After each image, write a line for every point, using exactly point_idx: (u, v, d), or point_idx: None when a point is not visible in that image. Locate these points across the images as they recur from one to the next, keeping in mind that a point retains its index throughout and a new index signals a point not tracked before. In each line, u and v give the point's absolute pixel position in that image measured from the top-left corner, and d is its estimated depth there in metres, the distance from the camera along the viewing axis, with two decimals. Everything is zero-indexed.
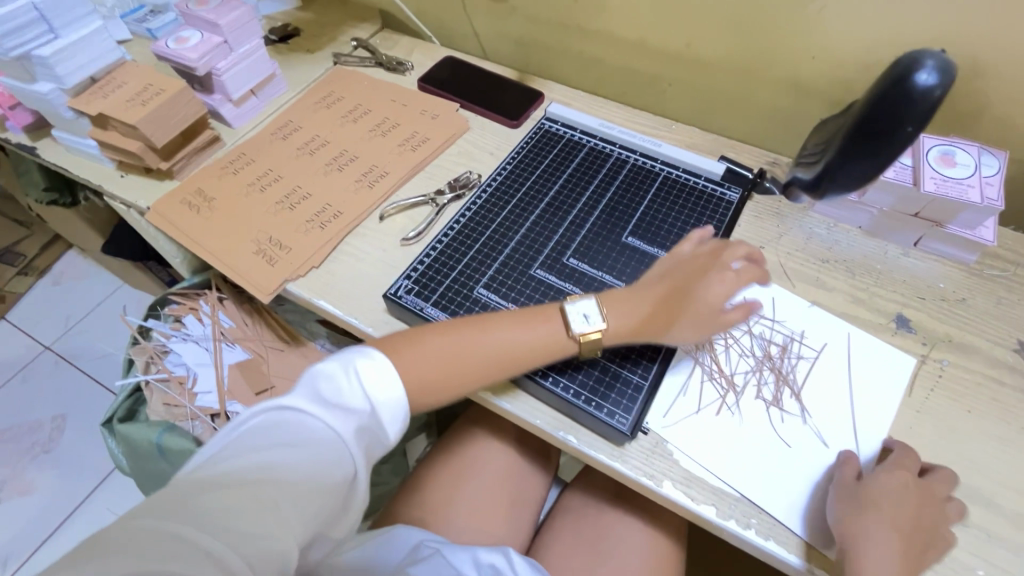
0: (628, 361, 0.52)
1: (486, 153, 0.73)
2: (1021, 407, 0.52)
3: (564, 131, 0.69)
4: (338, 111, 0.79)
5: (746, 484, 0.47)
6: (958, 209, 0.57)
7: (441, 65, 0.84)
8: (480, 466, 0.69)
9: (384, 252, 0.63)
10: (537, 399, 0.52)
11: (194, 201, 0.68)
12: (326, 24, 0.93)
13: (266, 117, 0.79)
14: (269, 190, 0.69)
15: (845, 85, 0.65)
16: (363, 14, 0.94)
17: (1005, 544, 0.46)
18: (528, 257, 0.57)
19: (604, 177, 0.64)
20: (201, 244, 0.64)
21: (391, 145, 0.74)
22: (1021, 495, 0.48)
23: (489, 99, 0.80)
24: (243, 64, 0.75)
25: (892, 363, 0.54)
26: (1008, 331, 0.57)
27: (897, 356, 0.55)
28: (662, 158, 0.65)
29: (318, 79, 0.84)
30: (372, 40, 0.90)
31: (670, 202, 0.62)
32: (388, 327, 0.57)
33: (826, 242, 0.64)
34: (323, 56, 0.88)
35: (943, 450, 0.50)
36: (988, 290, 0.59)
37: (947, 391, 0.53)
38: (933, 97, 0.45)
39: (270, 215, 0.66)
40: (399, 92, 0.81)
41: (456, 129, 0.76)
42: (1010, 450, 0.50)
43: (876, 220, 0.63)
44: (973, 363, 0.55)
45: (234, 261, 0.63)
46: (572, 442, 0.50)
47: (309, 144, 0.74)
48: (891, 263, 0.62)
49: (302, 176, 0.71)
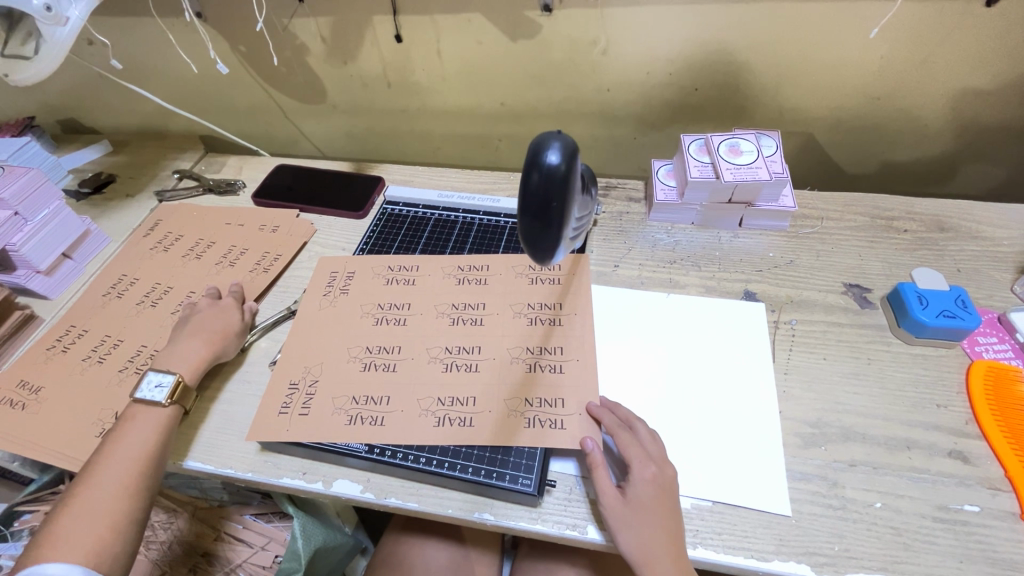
0: (520, 420, 0.51)
1: (334, 248, 0.72)
2: (864, 339, 0.59)
3: (409, 212, 0.73)
4: (173, 249, 0.74)
5: (619, 359, 0.57)
6: (757, 188, 0.64)
7: (274, 171, 0.84)
8: (424, 558, 0.65)
9: (248, 385, 0.58)
10: (443, 487, 0.49)
11: (19, 394, 0.60)
12: (143, 166, 0.91)
13: (90, 277, 0.72)
14: (109, 358, 0.62)
15: (628, 96, 0.79)
16: (186, 146, 0.94)
17: (888, 457, 0.50)
18: (404, 342, 0.58)
19: (460, 244, 0.68)
20: (24, 441, 0.56)
21: (240, 270, 0.70)
22: (892, 408, 0.53)
23: (328, 197, 0.79)
24: (45, 231, 0.69)
25: (157, 388, 0.53)
26: (834, 277, 0.64)
27: (242, 456, 0.53)
28: (507, 212, 0.71)
29: (142, 221, 0.80)
30: (202, 164, 0.90)
31: (518, 250, 0.66)
32: (275, 464, 0.52)
33: (668, 245, 0.69)
34: (142, 195, 0.85)
35: (819, 403, 0.54)
36: (805, 243, 0.68)
37: (804, 347, 0.58)
38: (552, 172, 0.34)
39: (112, 388, 0.59)
40: (234, 213, 0.78)
41: (301, 235, 0.73)
42: (877, 382, 0.55)
43: (703, 213, 0.69)
44: (824, 316, 0.61)
45: (74, 444, 0.55)
46: (490, 519, 0.47)
47: (144, 295, 0.69)
48: (727, 247, 0.69)
49: (139, 330, 0.65)
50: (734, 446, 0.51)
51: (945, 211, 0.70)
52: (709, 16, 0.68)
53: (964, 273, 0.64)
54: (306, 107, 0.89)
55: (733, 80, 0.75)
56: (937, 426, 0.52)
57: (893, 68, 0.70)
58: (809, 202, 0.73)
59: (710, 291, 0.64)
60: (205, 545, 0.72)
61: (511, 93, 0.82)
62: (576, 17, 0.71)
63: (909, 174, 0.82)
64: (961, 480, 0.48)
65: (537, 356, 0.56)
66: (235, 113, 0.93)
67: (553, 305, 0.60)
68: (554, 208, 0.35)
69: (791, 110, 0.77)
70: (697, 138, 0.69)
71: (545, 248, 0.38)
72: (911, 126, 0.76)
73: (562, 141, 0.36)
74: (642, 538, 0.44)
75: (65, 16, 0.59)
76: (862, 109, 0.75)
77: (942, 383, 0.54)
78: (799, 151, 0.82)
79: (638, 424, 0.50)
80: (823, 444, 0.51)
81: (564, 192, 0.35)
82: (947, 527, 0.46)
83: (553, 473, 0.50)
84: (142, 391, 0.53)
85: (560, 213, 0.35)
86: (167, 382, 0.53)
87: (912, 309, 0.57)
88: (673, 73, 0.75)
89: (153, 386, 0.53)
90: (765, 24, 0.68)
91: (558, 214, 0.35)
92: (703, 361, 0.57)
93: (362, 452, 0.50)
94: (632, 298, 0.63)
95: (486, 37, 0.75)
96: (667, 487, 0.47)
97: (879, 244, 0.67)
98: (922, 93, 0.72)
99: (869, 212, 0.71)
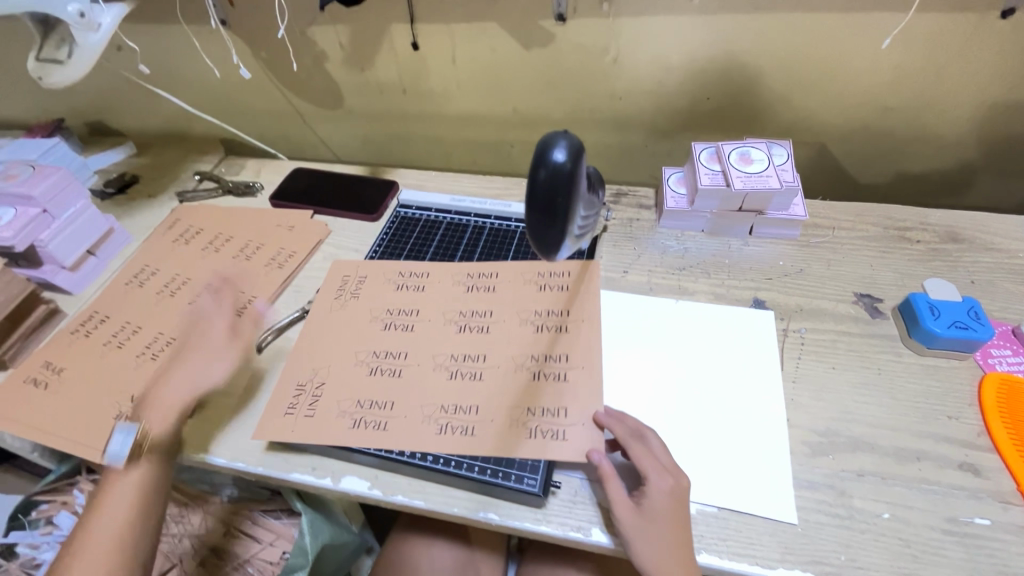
0: (527, 421, 0.52)
1: (348, 250, 0.74)
2: (874, 349, 0.58)
3: (422, 215, 0.74)
4: (192, 245, 0.76)
5: (625, 363, 0.58)
6: (767, 197, 0.65)
7: (291, 174, 0.86)
8: (429, 557, 0.66)
9: (260, 381, 0.59)
10: (449, 485, 0.50)
11: (42, 376, 0.62)
12: (165, 167, 0.93)
13: (111, 273, 0.75)
14: (128, 345, 0.64)
15: (640, 105, 0.80)
16: (207, 149, 0.97)
17: (897, 468, 0.49)
18: (416, 342, 0.59)
19: (470, 248, 0.69)
20: (44, 425, 0.57)
21: (256, 268, 0.71)
22: (902, 418, 0.53)
23: (343, 199, 0.80)
24: (72, 228, 0.71)
25: (124, 440, 0.52)
26: (845, 286, 0.64)
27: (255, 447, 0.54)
28: (518, 216, 0.72)
29: (163, 219, 0.82)
30: (222, 166, 0.92)
31: (527, 254, 0.67)
32: (288, 459, 0.53)
33: (678, 252, 0.70)
34: (164, 195, 0.87)
35: (828, 412, 0.53)
36: (815, 252, 0.68)
37: (813, 355, 0.58)
38: (558, 169, 0.35)
39: (128, 379, 0.61)
40: (252, 213, 0.80)
41: (315, 235, 0.75)
42: (887, 392, 0.55)
43: (713, 220, 0.70)
44: (834, 325, 0.61)
45: (91, 432, 0.57)
46: (496, 519, 0.48)
47: (163, 288, 0.70)
48: (737, 255, 0.69)
49: (156, 323, 0.66)
50: (740, 453, 0.51)
51: (959, 222, 0.70)
52: (722, 26, 0.69)
53: (978, 285, 0.63)
54: (324, 112, 0.92)
55: (745, 90, 0.76)
56: (948, 438, 0.51)
57: (908, 79, 0.70)
58: (820, 211, 0.73)
59: (719, 299, 0.64)
60: (214, 539, 0.73)
61: (524, 101, 0.83)
62: (590, 26, 0.72)
63: (923, 185, 0.81)
64: (971, 493, 0.48)
65: (545, 359, 0.56)
66: (255, 118, 0.96)
67: (562, 309, 0.61)
68: (559, 204, 0.36)
69: (803, 120, 0.77)
70: (708, 146, 0.69)
71: (550, 243, 0.38)
72: (925, 136, 0.75)
73: (569, 139, 0.37)
74: (653, 547, 0.44)
75: (98, 22, 0.62)
76: (875, 119, 0.75)
77: (953, 394, 0.54)
78: (810, 161, 0.82)
79: (649, 433, 0.50)
80: (831, 454, 0.51)
81: (568, 189, 0.35)
82: (956, 540, 0.45)
83: (559, 475, 0.50)
84: (106, 457, 0.52)
85: (564, 209, 0.36)
86: (128, 439, 0.52)
87: (923, 320, 0.57)
88: (685, 81, 0.76)
89: (117, 444, 0.52)
90: (778, 34, 0.68)
91: (562, 209, 0.35)
92: (711, 368, 0.57)
93: (371, 449, 0.51)
94: (641, 303, 0.64)
95: (500, 45, 0.76)
96: (679, 496, 0.47)
97: (891, 254, 0.67)
98: (937, 104, 0.71)
99: (881, 222, 0.71)
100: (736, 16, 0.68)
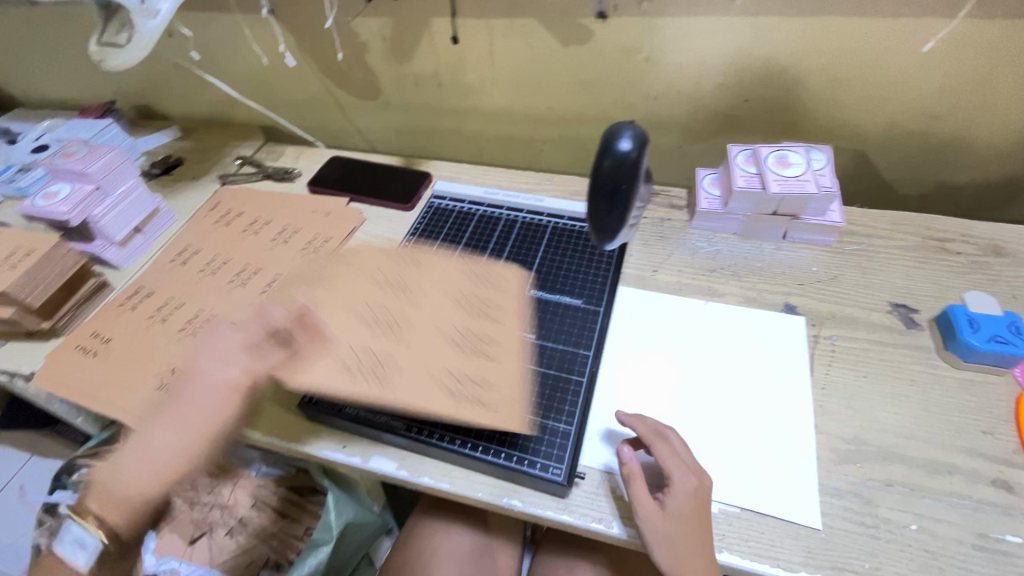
0: (552, 412, 0.53)
1: (381, 237, 0.75)
2: (907, 359, 0.57)
3: (454, 207, 0.76)
4: (233, 227, 0.79)
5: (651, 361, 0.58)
6: (804, 201, 0.64)
7: (328, 161, 0.88)
8: (447, 541, 0.67)
9: None
10: (474, 470, 0.51)
11: (91, 345, 0.65)
12: (208, 151, 0.96)
13: (157, 251, 0.78)
14: (170, 319, 0.67)
15: (675, 105, 0.80)
16: (248, 134, 1.00)
17: (927, 480, 0.49)
18: (398, 351, 0.53)
19: (501, 241, 0.70)
20: (92, 391, 0.60)
21: (293, 251, 0.74)
22: (934, 431, 0.52)
23: (378, 188, 0.82)
24: (123, 205, 0.74)
25: None
26: (880, 295, 0.63)
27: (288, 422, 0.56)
28: (549, 211, 0.73)
29: (206, 201, 0.85)
30: (262, 152, 0.95)
31: (556, 250, 0.68)
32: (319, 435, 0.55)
33: (709, 253, 0.69)
34: (206, 178, 0.90)
35: (857, 420, 0.53)
36: (850, 259, 0.67)
37: (844, 363, 0.58)
38: (624, 157, 0.39)
39: (170, 352, 0.63)
40: (290, 197, 0.82)
41: (350, 222, 0.77)
42: (919, 403, 0.54)
43: (746, 223, 0.69)
44: (866, 333, 0.60)
45: (134, 400, 0.59)
46: (519, 505, 0.49)
47: (205, 266, 0.73)
48: (769, 258, 0.68)
49: (198, 300, 0.69)
50: (765, 456, 0.51)
51: (1003, 235, 0.68)
52: (765, 28, 0.68)
53: (1020, 299, 0.62)
54: (362, 103, 0.94)
55: (785, 93, 0.75)
56: (982, 454, 0.50)
57: (956, 86, 0.68)
58: (856, 218, 0.72)
59: (749, 301, 0.64)
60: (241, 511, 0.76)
61: (560, 97, 0.83)
62: (630, 24, 0.72)
63: (966, 196, 0.79)
64: (1003, 510, 0.47)
65: (571, 353, 0.57)
66: (295, 106, 0.98)
67: (589, 306, 0.61)
68: (623, 190, 0.40)
69: (843, 125, 0.76)
70: (744, 148, 0.68)
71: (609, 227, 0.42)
72: (971, 146, 0.74)
73: (631, 131, 0.41)
74: (675, 546, 0.45)
75: (155, 8, 0.64)
76: (919, 127, 0.73)
77: (989, 409, 0.53)
78: (849, 167, 0.81)
79: (671, 433, 0.50)
80: (858, 462, 0.50)
81: (632, 177, 0.39)
82: (985, 555, 0.44)
83: (582, 467, 0.51)
84: None
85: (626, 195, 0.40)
86: None
87: (960, 332, 0.55)
88: (724, 83, 0.75)
89: None
90: (822, 37, 0.68)
91: (626, 195, 0.39)
92: (738, 370, 0.57)
93: (399, 430, 0.52)
94: (669, 302, 0.64)
95: (539, 42, 0.77)
96: (703, 497, 0.47)
97: (929, 265, 0.66)
98: (985, 114, 0.70)
99: (920, 231, 0.69)
100: (778, 18, 0.67)
